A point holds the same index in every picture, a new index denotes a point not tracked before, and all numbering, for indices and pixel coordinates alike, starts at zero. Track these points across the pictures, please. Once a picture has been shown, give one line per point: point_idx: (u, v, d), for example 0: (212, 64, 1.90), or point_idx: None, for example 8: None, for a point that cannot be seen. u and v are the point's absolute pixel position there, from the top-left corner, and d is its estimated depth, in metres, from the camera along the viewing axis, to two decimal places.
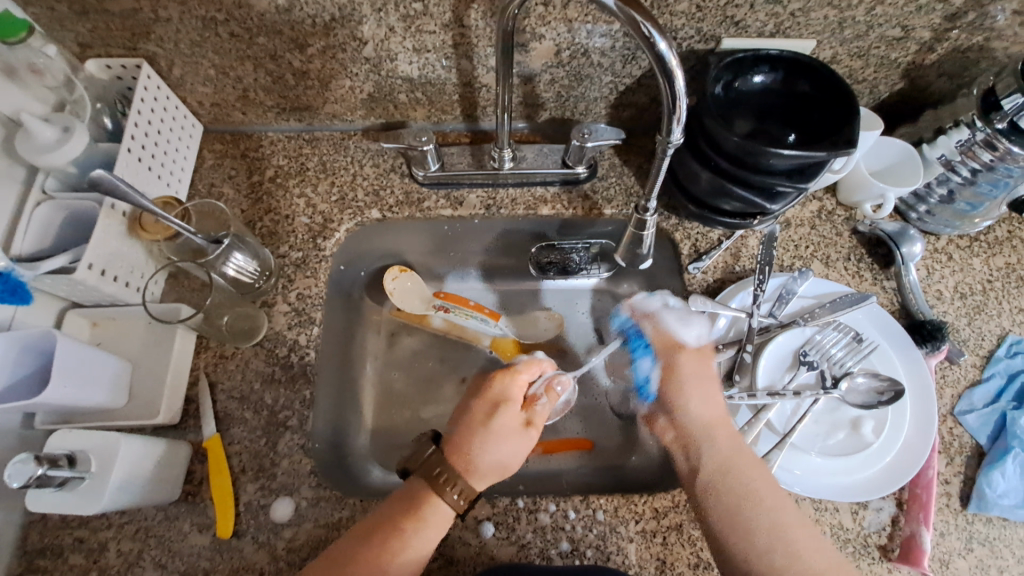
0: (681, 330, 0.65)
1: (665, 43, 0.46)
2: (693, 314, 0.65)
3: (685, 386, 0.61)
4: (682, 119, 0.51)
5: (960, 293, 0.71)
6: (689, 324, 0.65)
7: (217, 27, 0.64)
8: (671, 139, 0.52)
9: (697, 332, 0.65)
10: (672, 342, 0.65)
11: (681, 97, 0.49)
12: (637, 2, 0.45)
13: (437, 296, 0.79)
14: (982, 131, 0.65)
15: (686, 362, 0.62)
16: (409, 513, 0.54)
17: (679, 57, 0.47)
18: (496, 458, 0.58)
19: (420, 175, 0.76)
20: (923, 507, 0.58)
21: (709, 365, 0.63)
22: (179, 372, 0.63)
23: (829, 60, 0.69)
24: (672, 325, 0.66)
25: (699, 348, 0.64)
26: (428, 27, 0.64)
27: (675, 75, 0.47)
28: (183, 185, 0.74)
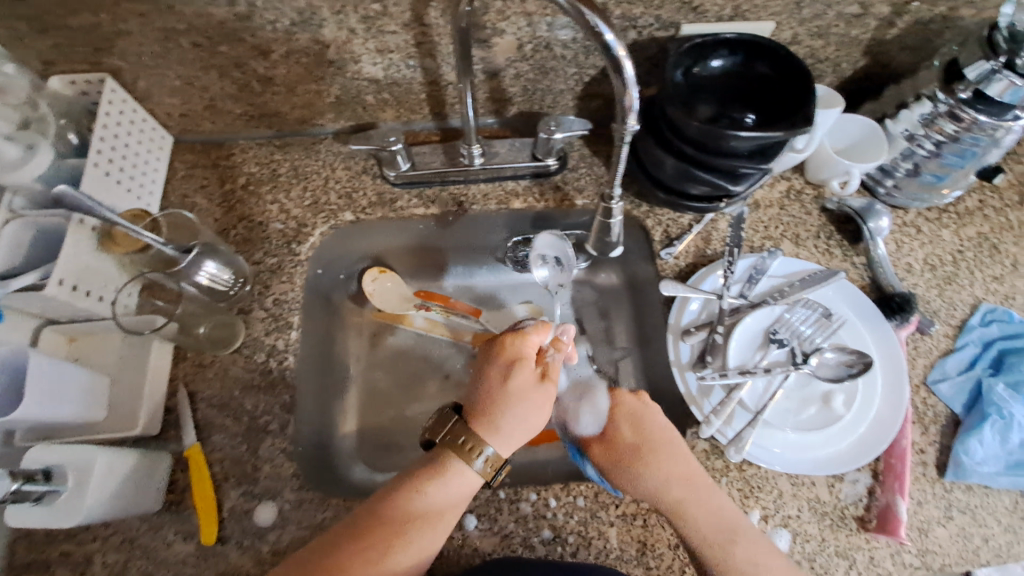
0: (583, 429, 0.60)
1: (611, 33, 0.46)
2: (579, 409, 0.60)
3: (613, 479, 0.57)
4: (635, 106, 0.51)
5: (931, 265, 0.71)
6: (584, 420, 0.60)
7: (178, 38, 0.64)
8: (627, 127, 0.53)
9: (592, 423, 0.59)
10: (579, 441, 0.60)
11: (631, 85, 0.49)
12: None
13: (419, 296, 0.81)
14: (945, 103, 0.65)
15: (596, 461, 0.58)
16: (413, 514, 0.52)
17: (626, 47, 0.47)
18: (530, 427, 0.56)
19: (392, 175, 0.77)
20: (898, 477, 0.60)
21: (619, 447, 0.57)
22: (156, 383, 0.64)
23: (790, 41, 0.69)
24: (575, 427, 0.60)
25: (604, 432, 0.59)
26: (389, 28, 0.64)
27: (624, 65, 0.48)
28: (155, 197, 0.74)
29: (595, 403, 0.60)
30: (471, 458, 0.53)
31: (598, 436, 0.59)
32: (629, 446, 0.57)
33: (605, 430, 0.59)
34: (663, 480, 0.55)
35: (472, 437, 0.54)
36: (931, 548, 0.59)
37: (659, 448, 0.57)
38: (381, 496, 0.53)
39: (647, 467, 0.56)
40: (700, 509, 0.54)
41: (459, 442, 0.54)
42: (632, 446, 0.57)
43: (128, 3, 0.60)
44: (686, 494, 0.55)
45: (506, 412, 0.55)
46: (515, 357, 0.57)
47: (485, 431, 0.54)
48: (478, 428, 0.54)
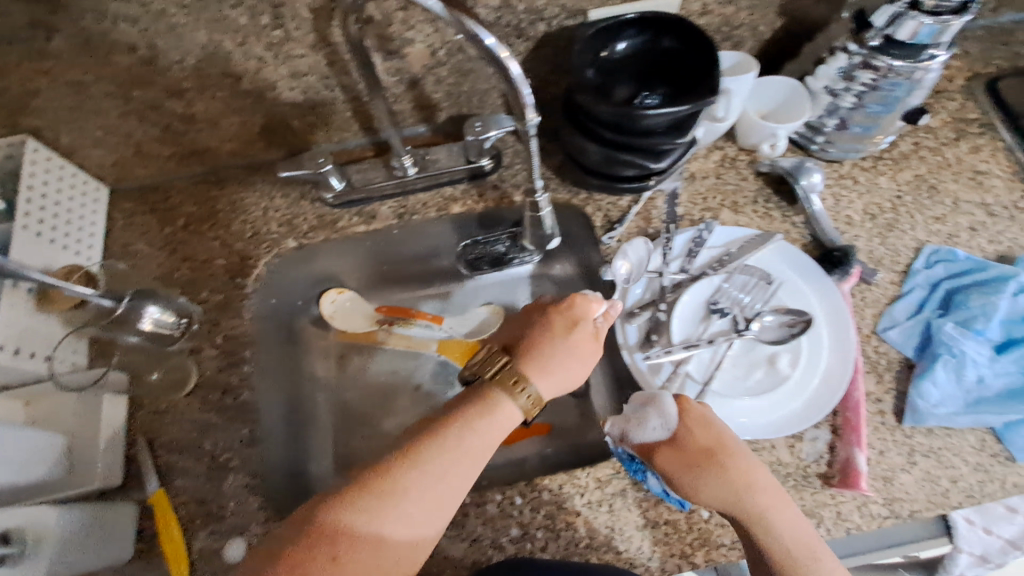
0: (648, 436, 0.54)
1: (490, 37, 0.46)
2: (644, 416, 0.55)
3: (682, 483, 0.53)
4: (531, 101, 0.51)
5: (871, 214, 0.72)
6: (647, 423, 0.54)
7: (89, 90, 0.64)
8: (529, 121, 0.53)
9: (661, 425, 0.54)
10: (643, 451, 0.54)
11: (522, 83, 0.49)
12: (463, 5, 0.46)
13: (381, 312, 0.83)
14: (858, 54, 0.64)
15: (666, 468, 0.53)
16: (418, 501, 0.46)
17: (508, 47, 0.47)
18: (567, 379, 0.55)
19: (330, 197, 0.77)
20: (855, 429, 0.60)
21: (690, 451, 0.53)
22: (114, 435, 0.64)
23: (701, 12, 0.69)
24: (638, 435, 0.55)
25: (672, 434, 0.54)
26: (297, 51, 0.64)
27: (508, 65, 0.47)
28: (95, 250, 0.74)
29: (664, 406, 0.54)
30: (517, 395, 0.52)
31: (667, 439, 0.54)
32: (688, 459, 0.53)
33: (674, 433, 0.54)
34: (741, 487, 0.52)
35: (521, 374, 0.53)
36: (898, 495, 0.59)
37: (730, 454, 0.53)
38: (408, 465, 0.47)
39: (720, 474, 0.52)
40: (780, 519, 0.51)
41: (506, 376, 0.53)
42: (704, 450, 0.53)
43: (30, 62, 0.60)
44: (764, 502, 0.52)
45: (556, 359, 0.55)
46: (577, 315, 0.58)
47: (532, 370, 0.54)
48: (527, 368, 0.54)
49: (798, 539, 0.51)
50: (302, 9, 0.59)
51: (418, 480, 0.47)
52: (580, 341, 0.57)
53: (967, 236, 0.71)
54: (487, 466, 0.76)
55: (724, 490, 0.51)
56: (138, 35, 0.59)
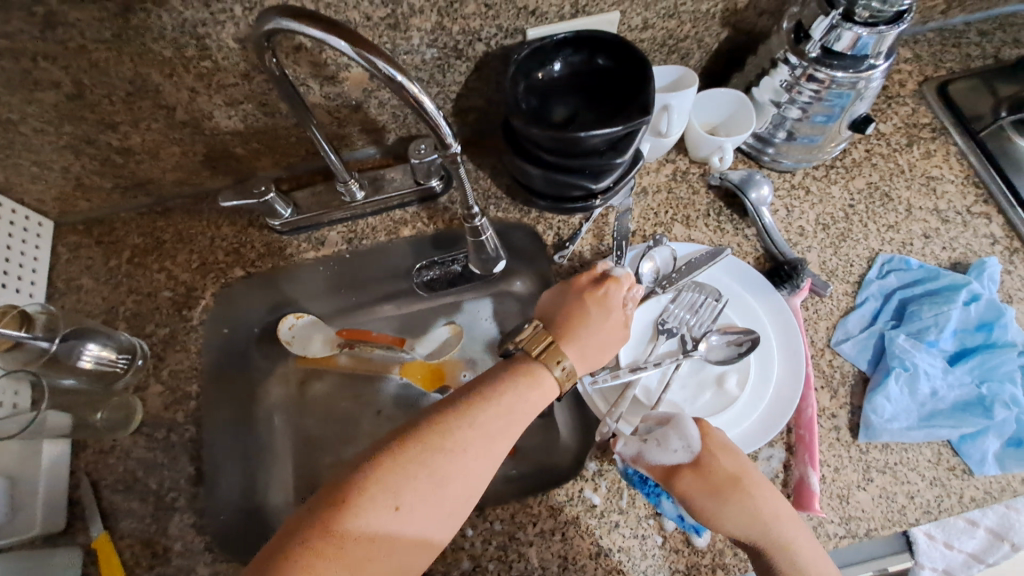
0: (669, 459, 0.53)
1: (400, 74, 0.46)
2: (668, 440, 0.53)
3: (706, 509, 0.51)
4: (450, 132, 0.50)
5: (823, 225, 0.71)
6: (670, 446, 0.53)
7: (17, 127, 0.63)
8: (451, 149, 0.52)
9: (683, 447, 0.52)
10: (666, 475, 0.53)
11: (437, 116, 0.49)
12: (369, 42, 0.45)
13: (342, 335, 0.80)
14: (800, 66, 0.64)
15: (690, 492, 0.51)
16: (473, 460, 0.47)
17: (419, 82, 0.47)
18: (598, 354, 0.56)
19: (278, 225, 0.75)
20: (808, 447, 0.59)
21: (716, 476, 0.52)
22: (56, 479, 0.62)
23: (643, 26, 0.68)
24: (658, 457, 0.53)
25: (696, 458, 0.52)
26: (229, 81, 0.63)
27: (420, 100, 0.47)
28: (39, 286, 0.72)
29: (687, 428, 0.53)
30: (553, 368, 0.53)
31: (691, 462, 0.52)
32: (712, 483, 0.52)
33: (698, 457, 0.53)
34: (767, 515, 0.51)
35: (560, 349, 0.54)
36: (854, 514, 0.58)
37: (755, 481, 0.52)
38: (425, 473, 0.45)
39: (746, 500, 0.51)
40: (803, 548, 0.51)
41: (544, 351, 0.54)
42: (731, 477, 0.52)
43: None
44: (785, 531, 0.51)
45: (588, 336, 0.56)
46: (611, 296, 0.58)
47: (567, 345, 0.55)
48: (565, 344, 0.55)
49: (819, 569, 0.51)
50: (228, 40, 0.58)
51: (478, 438, 0.48)
52: (612, 321, 0.57)
53: (919, 244, 0.70)
54: None
55: (749, 515, 0.51)
56: (61, 72, 0.58)
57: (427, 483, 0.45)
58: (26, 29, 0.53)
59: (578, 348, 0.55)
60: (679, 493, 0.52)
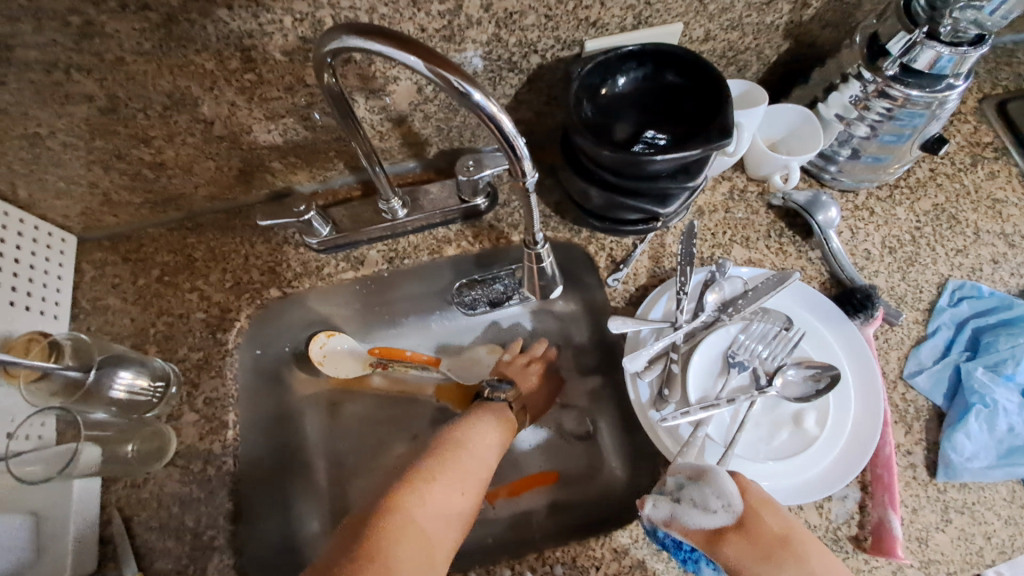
0: (710, 522, 0.48)
1: (480, 93, 0.42)
2: (704, 501, 0.48)
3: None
4: (527, 154, 0.47)
5: (890, 248, 0.68)
6: (708, 508, 0.48)
7: (46, 141, 0.59)
8: (527, 177, 0.49)
9: (724, 506, 0.48)
10: (707, 540, 0.48)
11: (516, 138, 0.45)
12: (444, 56, 0.41)
13: (373, 354, 0.76)
14: (873, 82, 0.61)
15: (738, 560, 0.46)
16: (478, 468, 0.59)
17: (499, 101, 0.43)
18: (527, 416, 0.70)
19: (315, 243, 0.72)
20: (887, 488, 0.56)
21: (764, 540, 0.47)
22: (86, 518, 0.59)
23: (704, 39, 0.65)
24: (697, 521, 0.48)
25: (739, 521, 0.48)
26: (272, 94, 0.59)
27: (500, 121, 0.43)
28: (63, 307, 0.68)
29: (723, 484, 0.49)
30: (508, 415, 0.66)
31: (734, 524, 0.47)
32: (760, 548, 0.46)
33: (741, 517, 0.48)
34: None
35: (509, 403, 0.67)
36: (934, 557, 0.55)
37: (802, 538, 0.48)
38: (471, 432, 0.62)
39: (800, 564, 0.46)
40: None
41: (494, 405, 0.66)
42: (779, 537, 0.47)
43: None
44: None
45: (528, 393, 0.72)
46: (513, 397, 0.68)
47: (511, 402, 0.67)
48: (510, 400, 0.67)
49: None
50: (275, 52, 0.54)
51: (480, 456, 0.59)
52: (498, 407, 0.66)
53: (989, 269, 0.67)
54: (492, 522, 0.72)
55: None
56: (95, 85, 0.54)
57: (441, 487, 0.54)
58: (61, 39, 0.49)
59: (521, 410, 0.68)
60: (726, 563, 0.47)
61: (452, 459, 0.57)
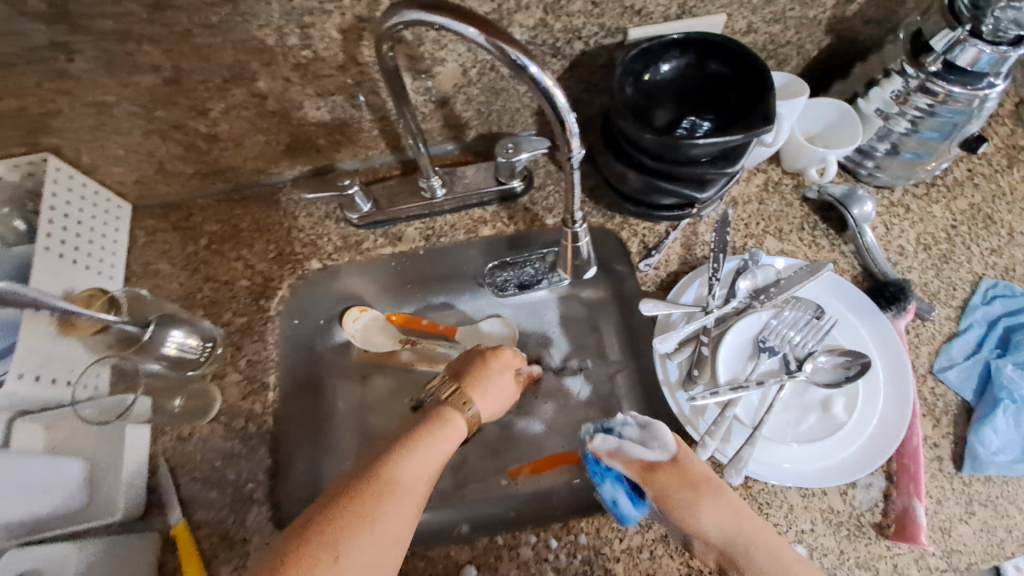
0: (650, 457, 0.49)
1: (535, 66, 0.44)
2: (652, 435, 0.50)
3: (691, 514, 0.46)
4: (577, 132, 0.49)
5: (924, 245, 0.68)
6: (649, 444, 0.50)
7: (112, 109, 0.62)
8: (573, 153, 0.51)
9: (663, 443, 0.50)
10: (644, 472, 0.49)
11: (567, 113, 0.47)
12: (502, 30, 0.44)
13: (393, 321, 0.79)
14: (915, 78, 0.61)
15: (671, 488, 0.47)
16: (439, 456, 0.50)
17: (554, 76, 0.45)
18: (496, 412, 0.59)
19: (355, 218, 0.75)
20: (912, 477, 0.57)
21: (699, 478, 0.48)
22: (135, 464, 0.62)
23: (746, 30, 0.66)
24: (636, 453, 0.50)
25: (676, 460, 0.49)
26: (325, 71, 0.62)
27: (554, 94, 0.45)
28: (117, 269, 0.72)
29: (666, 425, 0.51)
30: (464, 409, 0.55)
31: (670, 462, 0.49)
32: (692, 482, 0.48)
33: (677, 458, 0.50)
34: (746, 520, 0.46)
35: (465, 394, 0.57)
36: (955, 547, 0.55)
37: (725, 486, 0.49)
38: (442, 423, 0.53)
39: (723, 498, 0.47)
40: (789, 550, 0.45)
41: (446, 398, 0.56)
42: (706, 477, 0.48)
43: (51, 82, 0.58)
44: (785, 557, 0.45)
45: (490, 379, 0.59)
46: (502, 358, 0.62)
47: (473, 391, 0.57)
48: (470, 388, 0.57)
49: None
50: (332, 30, 0.57)
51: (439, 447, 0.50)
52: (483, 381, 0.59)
53: None
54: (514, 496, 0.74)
55: (736, 521, 0.46)
56: (162, 56, 0.57)
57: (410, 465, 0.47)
58: (136, 11, 0.52)
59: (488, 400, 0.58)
60: (657, 490, 0.48)
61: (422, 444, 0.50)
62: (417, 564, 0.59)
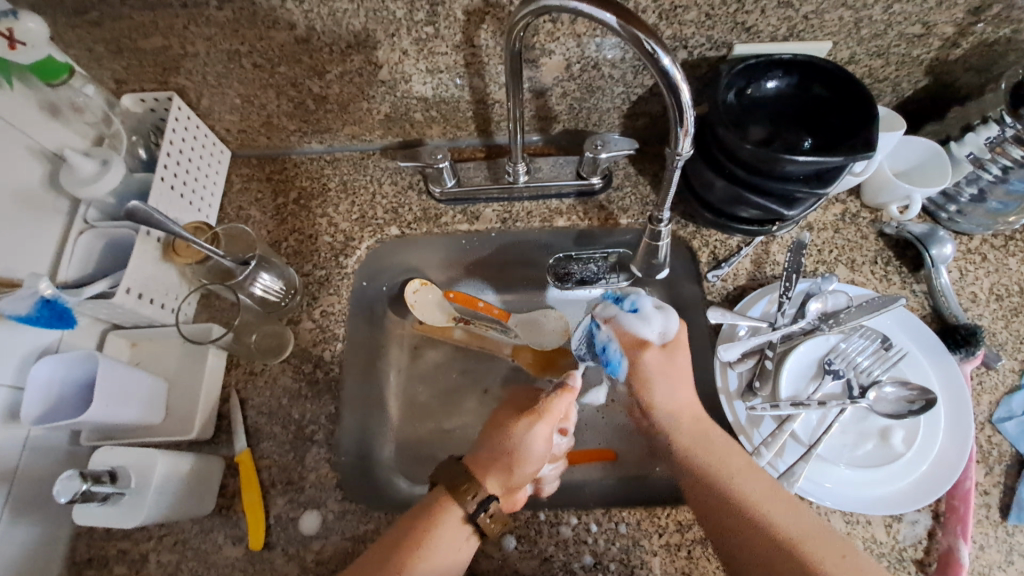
0: (643, 332, 0.61)
1: (669, 58, 0.47)
2: (648, 316, 0.60)
3: (653, 385, 0.60)
4: (691, 130, 0.52)
5: (996, 295, 0.68)
6: (650, 324, 0.60)
7: (241, 59, 0.67)
8: (681, 151, 0.54)
9: (660, 329, 0.60)
10: (636, 344, 0.61)
11: (687, 109, 0.50)
12: (639, 19, 0.47)
13: (450, 299, 0.80)
14: (1013, 127, 0.62)
15: (652, 364, 0.60)
16: (457, 526, 0.54)
17: (683, 71, 0.48)
18: (526, 475, 0.58)
19: (437, 192, 0.78)
20: (961, 519, 0.57)
21: (678, 359, 0.60)
22: (212, 391, 0.66)
23: (847, 61, 0.67)
24: (632, 326, 0.61)
25: (666, 344, 0.61)
26: (441, 49, 0.66)
27: (680, 88, 0.48)
28: (213, 209, 0.76)
29: (672, 316, 0.61)
30: (467, 501, 0.54)
31: (659, 344, 0.60)
32: (669, 364, 0.60)
33: (668, 342, 0.61)
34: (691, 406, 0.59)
35: (471, 481, 0.55)
36: None
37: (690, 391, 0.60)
38: (444, 501, 0.55)
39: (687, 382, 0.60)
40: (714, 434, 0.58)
41: (457, 483, 0.55)
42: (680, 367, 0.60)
43: (196, 26, 0.63)
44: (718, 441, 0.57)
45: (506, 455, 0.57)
46: (540, 416, 0.58)
47: (483, 472, 0.56)
48: (474, 467, 0.56)
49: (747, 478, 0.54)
50: (457, 10, 0.61)
51: (451, 531, 0.53)
52: (502, 462, 0.56)
53: None
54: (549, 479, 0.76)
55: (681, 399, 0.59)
56: (300, 15, 0.61)
57: (434, 544, 0.52)
58: None
59: (507, 479, 0.57)
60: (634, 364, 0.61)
61: (429, 530, 0.53)
62: None
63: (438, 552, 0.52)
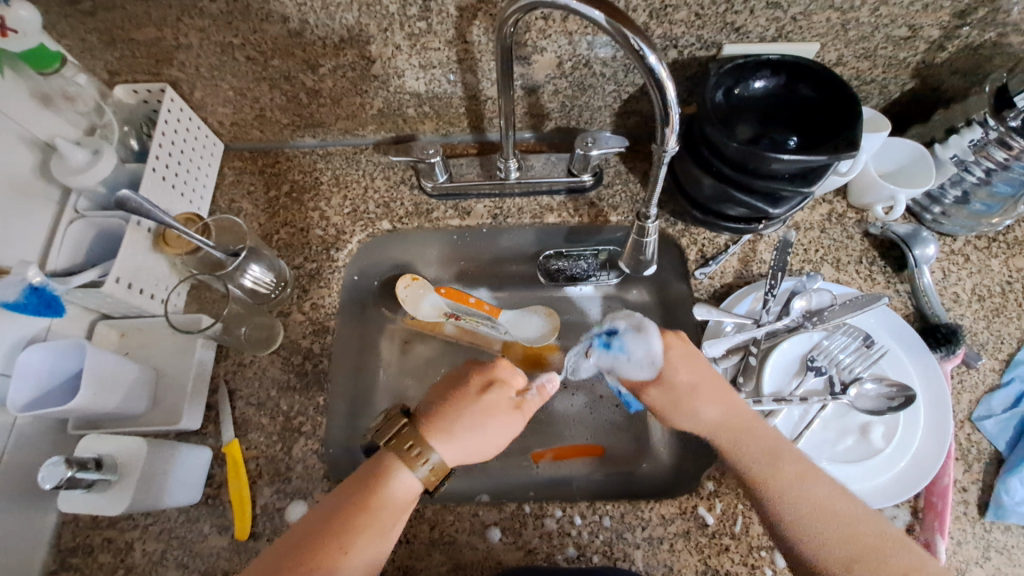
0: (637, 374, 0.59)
1: (655, 56, 0.48)
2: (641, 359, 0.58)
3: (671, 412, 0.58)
4: (677, 127, 0.52)
5: (978, 295, 0.69)
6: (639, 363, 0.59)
7: (234, 51, 0.67)
8: (666, 148, 0.54)
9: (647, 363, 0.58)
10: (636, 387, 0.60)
11: (673, 106, 0.51)
12: (627, 17, 0.48)
13: (439, 293, 0.79)
14: (995, 130, 0.63)
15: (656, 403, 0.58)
16: (404, 498, 0.51)
17: (669, 68, 0.49)
18: (481, 445, 0.53)
19: (429, 187, 0.78)
20: (939, 515, 0.58)
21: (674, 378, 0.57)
22: (200, 382, 0.67)
23: (835, 63, 0.68)
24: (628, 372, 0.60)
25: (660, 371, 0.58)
26: (433, 44, 0.66)
27: (665, 85, 0.49)
28: (205, 201, 0.77)
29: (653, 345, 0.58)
30: (415, 465, 0.51)
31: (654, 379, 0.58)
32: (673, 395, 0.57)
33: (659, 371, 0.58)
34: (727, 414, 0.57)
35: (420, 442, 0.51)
36: None
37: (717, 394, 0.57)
38: (392, 469, 0.51)
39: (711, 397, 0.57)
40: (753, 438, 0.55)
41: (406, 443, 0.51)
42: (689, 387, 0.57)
43: (190, 17, 0.63)
44: (776, 443, 0.55)
45: (466, 425, 0.53)
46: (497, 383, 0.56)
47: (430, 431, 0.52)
48: (431, 434, 0.52)
49: (810, 487, 0.52)
50: (449, 5, 0.61)
51: (399, 497, 0.51)
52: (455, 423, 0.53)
53: None
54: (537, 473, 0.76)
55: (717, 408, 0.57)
56: (293, 8, 0.62)
57: (376, 516, 0.49)
58: None
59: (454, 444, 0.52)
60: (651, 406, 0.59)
61: (373, 501, 0.50)
62: (444, 516, 0.61)
63: (384, 526, 0.50)
